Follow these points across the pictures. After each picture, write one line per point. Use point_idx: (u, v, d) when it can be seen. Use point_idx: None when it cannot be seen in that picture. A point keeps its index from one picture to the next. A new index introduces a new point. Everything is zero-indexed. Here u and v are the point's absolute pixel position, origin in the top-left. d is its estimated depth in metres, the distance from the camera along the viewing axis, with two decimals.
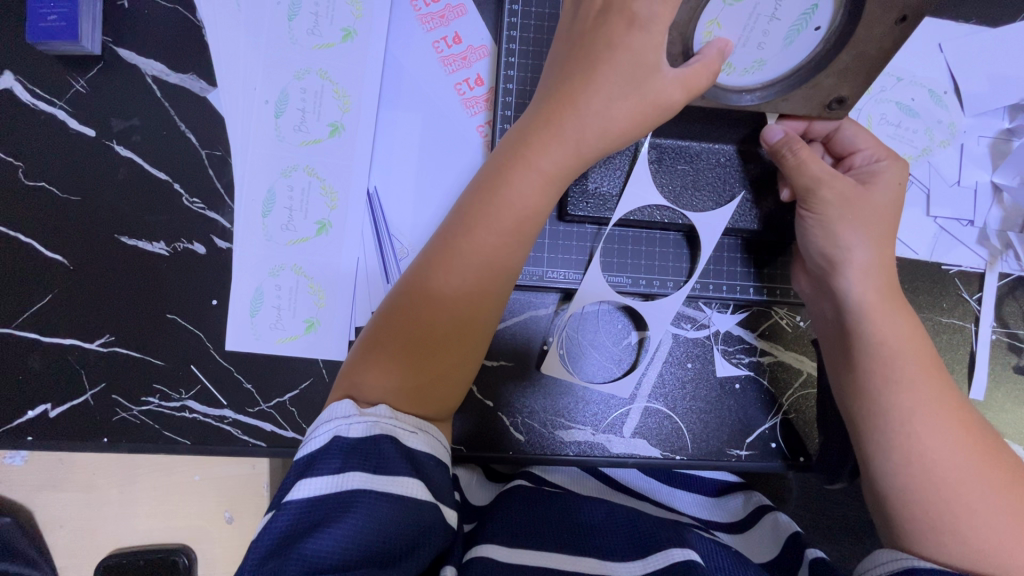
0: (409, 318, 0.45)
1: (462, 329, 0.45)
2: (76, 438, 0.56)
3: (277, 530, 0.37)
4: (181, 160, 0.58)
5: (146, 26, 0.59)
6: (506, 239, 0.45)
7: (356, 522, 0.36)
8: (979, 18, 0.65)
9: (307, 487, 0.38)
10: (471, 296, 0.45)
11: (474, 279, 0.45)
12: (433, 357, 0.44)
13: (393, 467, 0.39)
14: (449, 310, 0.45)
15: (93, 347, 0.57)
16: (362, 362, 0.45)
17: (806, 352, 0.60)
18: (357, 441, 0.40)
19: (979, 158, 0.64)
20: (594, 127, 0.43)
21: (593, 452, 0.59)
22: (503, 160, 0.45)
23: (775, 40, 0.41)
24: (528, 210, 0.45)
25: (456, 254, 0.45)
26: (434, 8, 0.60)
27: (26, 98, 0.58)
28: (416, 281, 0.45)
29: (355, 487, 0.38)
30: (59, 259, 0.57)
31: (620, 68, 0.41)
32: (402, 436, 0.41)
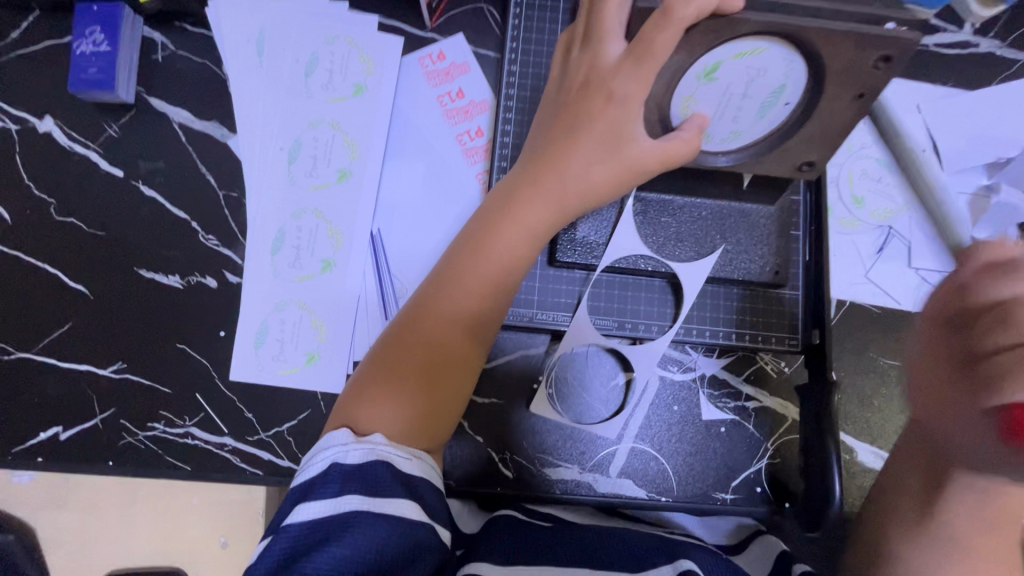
0: (402, 356, 0.47)
1: (453, 368, 0.48)
2: (82, 461, 0.59)
3: (280, 550, 0.40)
4: (200, 200, 0.63)
5: (176, 78, 0.64)
6: (493, 286, 0.48)
7: (354, 542, 0.39)
8: (953, 81, 0.69)
9: (307, 511, 0.41)
10: (462, 336, 0.48)
11: (464, 321, 0.48)
12: (426, 394, 0.47)
13: (390, 491, 0.42)
14: (441, 349, 0.47)
15: (106, 373, 0.60)
16: (355, 399, 0.46)
17: (790, 398, 0.62)
18: (354, 466, 0.42)
19: (961, 212, 0.65)
20: (578, 185, 0.47)
21: (580, 491, 0.61)
22: (492, 213, 0.48)
23: (749, 113, 0.45)
24: (515, 258, 0.48)
25: (447, 297, 0.48)
26: (440, 66, 0.65)
27: (63, 140, 0.64)
28: (410, 321, 0.48)
29: (352, 509, 0.40)
30: (80, 289, 0.61)
31: (598, 135, 0.45)
32: (397, 463, 0.43)
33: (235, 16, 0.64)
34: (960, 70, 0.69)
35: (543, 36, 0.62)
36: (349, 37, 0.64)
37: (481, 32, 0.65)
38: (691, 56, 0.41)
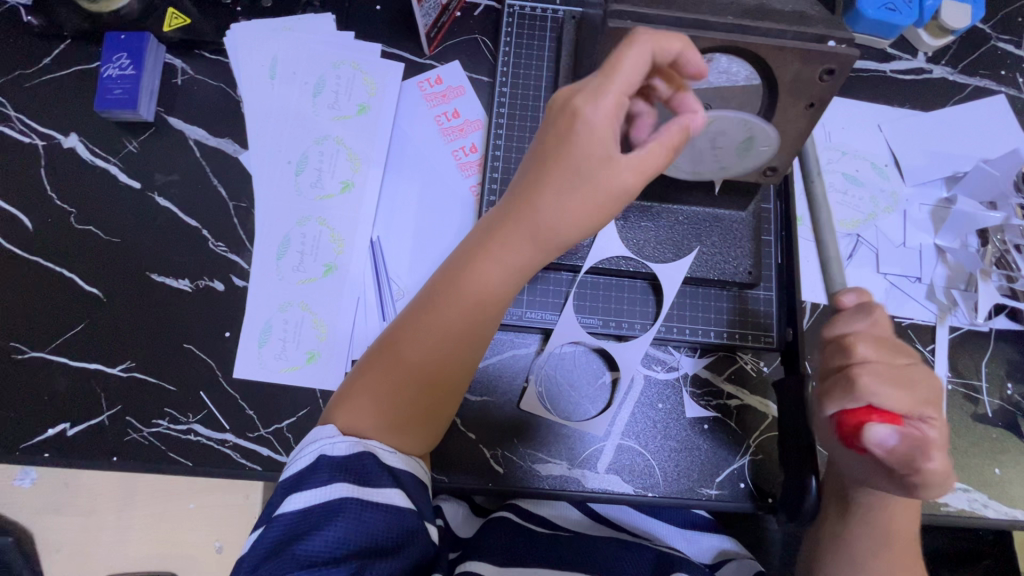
0: (383, 380, 0.49)
1: (432, 396, 0.50)
2: (87, 456, 0.61)
3: (271, 539, 0.42)
4: (212, 210, 0.67)
5: (193, 99, 0.70)
6: (475, 314, 0.50)
7: (344, 526, 0.42)
8: (911, 103, 0.75)
9: (297, 500, 0.43)
10: (440, 368, 0.50)
11: (444, 354, 0.50)
12: (407, 415, 0.49)
13: (378, 481, 0.45)
14: (420, 378, 0.49)
15: (115, 372, 0.63)
16: (339, 405, 0.49)
17: (769, 395, 0.65)
18: (343, 457, 0.45)
19: (921, 223, 0.71)
20: (555, 216, 0.47)
21: (568, 487, 0.63)
22: (471, 249, 0.51)
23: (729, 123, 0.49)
24: (493, 299, 0.51)
25: (423, 333, 0.50)
26: (437, 89, 0.71)
27: (86, 155, 0.68)
28: (390, 352, 0.50)
29: (342, 495, 0.43)
30: (94, 292, 0.65)
31: (571, 173, 0.46)
32: (383, 455, 0.47)
33: (250, 44, 0.70)
34: (916, 93, 0.75)
35: (531, 61, 0.68)
36: (354, 63, 0.70)
37: (476, 59, 0.72)
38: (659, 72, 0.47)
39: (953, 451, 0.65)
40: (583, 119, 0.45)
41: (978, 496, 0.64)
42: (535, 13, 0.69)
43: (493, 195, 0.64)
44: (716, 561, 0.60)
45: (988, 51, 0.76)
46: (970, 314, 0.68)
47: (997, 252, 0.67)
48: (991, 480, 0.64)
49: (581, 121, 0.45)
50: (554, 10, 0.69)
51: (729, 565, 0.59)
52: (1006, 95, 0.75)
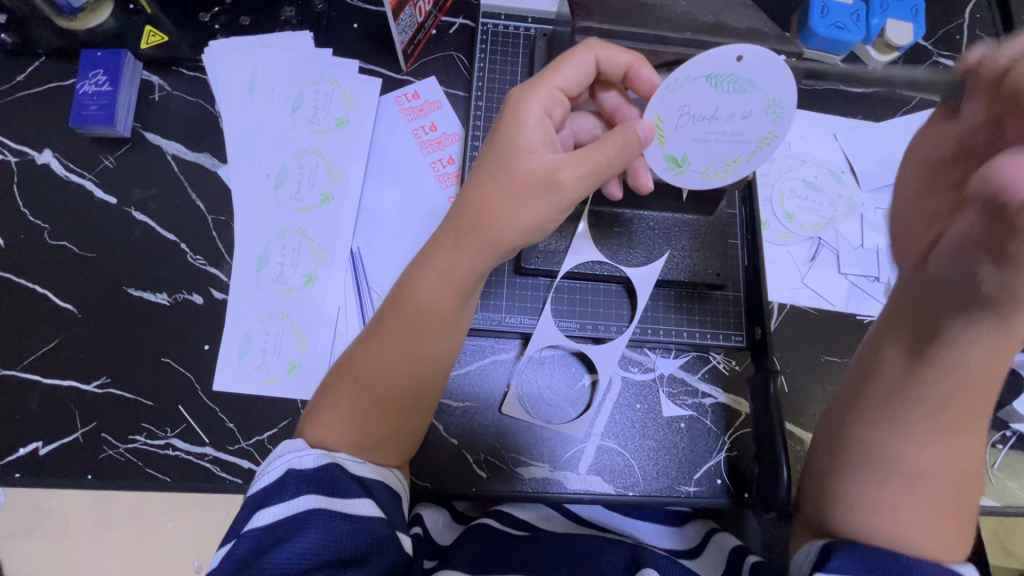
0: (342, 389, 0.50)
1: (390, 402, 0.50)
2: (61, 475, 0.60)
3: (238, 555, 0.42)
4: (190, 224, 0.67)
5: (171, 115, 0.70)
6: (427, 324, 0.50)
7: (310, 537, 0.42)
8: (862, 114, 0.80)
9: (265, 515, 0.43)
10: (395, 376, 0.50)
11: (395, 359, 0.50)
12: (366, 422, 0.49)
13: (346, 491, 0.45)
14: (374, 385, 0.50)
15: (90, 388, 0.62)
16: (309, 422, 0.51)
17: (742, 393, 0.67)
18: (310, 470, 0.46)
19: (877, 225, 0.74)
20: (501, 216, 0.47)
21: (551, 489, 0.64)
22: (419, 263, 0.51)
23: (712, 139, 0.48)
24: (444, 304, 0.50)
25: (376, 347, 0.50)
26: (414, 104, 0.73)
27: (60, 171, 0.68)
28: (347, 369, 0.51)
29: (308, 507, 0.43)
30: (68, 307, 0.64)
31: (517, 184, 0.47)
32: (349, 465, 0.48)
33: (229, 60, 0.71)
34: (867, 104, 0.80)
35: (505, 76, 0.70)
36: (332, 78, 0.72)
37: (451, 75, 0.74)
38: None
39: None
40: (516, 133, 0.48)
41: None
42: (508, 31, 0.72)
43: None
44: (698, 545, 0.61)
45: (931, 66, 0.82)
46: None
47: None
48: None
49: (513, 134, 0.48)
50: (526, 27, 0.72)
51: (711, 546, 0.60)
52: None
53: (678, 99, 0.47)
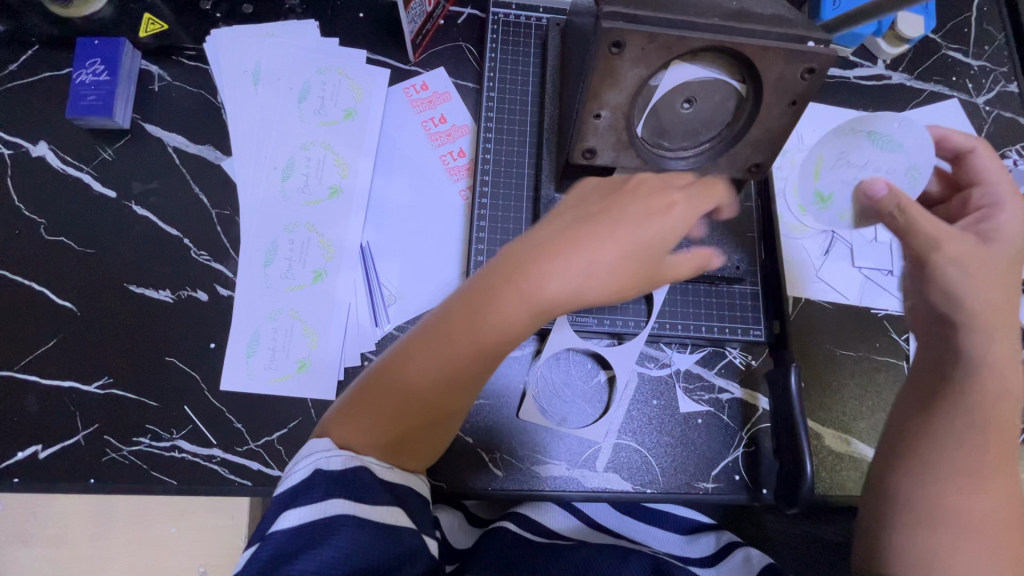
0: (379, 389, 0.47)
1: (430, 410, 0.47)
2: (62, 480, 0.57)
3: (262, 558, 0.40)
4: (193, 219, 0.65)
5: (171, 106, 0.68)
6: (490, 343, 0.46)
7: (341, 544, 0.40)
8: (874, 107, 0.79)
9: (290, 517, 0.41)
10: (443, 385, 0.47)
11: (447, 369, 0.46)
12: (400, 428, 0.47)
13: (375, 498, 0.44)
14: (418, 391, 0.47)
15: (91, 389, 0.60)
16: (337, 417, 0.47)
17: (759, 388, 0.66)
18: (339, 472, 0.44)
19: None
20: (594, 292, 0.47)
21: (568, 487, 0.62)
22: (488, 281, 0.46)
23: (860, 179, 0.58)
24: (514, 325, 0.46)
25: (424, 356, 0.46)
26: (423, 96, 0.71)
27: (56, 163, 0.66)
28: (390, 374, 0.47)
29: (339, 512, 0.42)
30: (67, 305, 0.62)
31: (617, 265, 0.46)
32: (377, 470, 0.45)
33: (232, 50, 0.69)
34: (878, 97, 0.80)
35: (516, 66, 0.69)
36: (340, 68, 0.70)
37: (460, 66, 0.72)
38: (647, 70, 0.47)
39: None
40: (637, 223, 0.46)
41: None
42: (519, 20, 0.70)
43: (484, 199, 0.64)
44: (720, 551, 0.60)
45: (940, 59, 0.82)
46: None
47: None
48: None
49: (639, 224, 0.46)
50: (538, 17, 0.71)
51: (735, 554, 0.59)
52: (959, 99, 0.81)
53: (832, 145, 0.60)
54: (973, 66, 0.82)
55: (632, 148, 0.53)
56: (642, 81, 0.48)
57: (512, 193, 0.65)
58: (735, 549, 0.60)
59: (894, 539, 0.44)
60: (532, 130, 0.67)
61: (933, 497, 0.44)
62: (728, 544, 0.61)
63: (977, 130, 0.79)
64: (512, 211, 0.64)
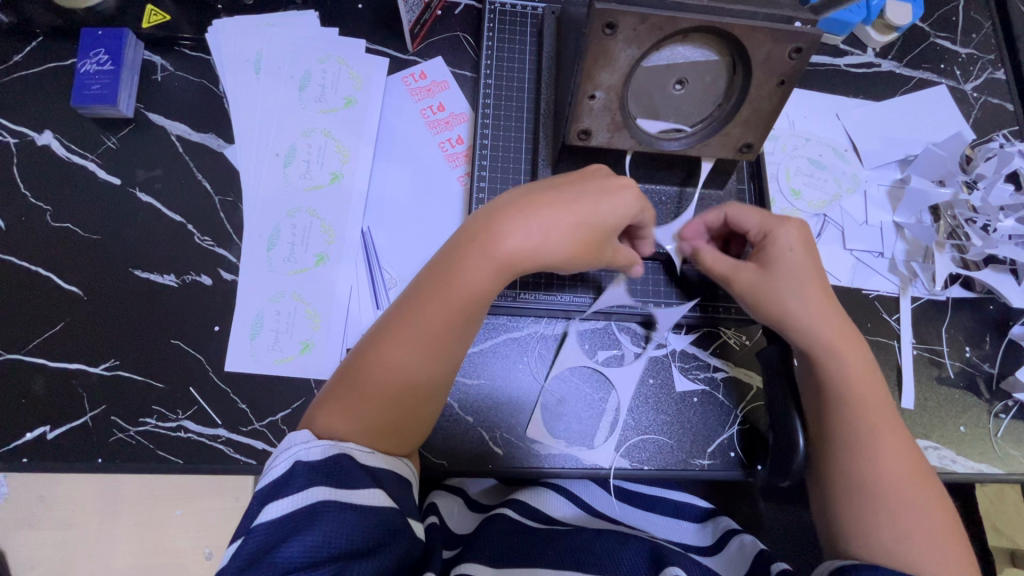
0: (357, 378, 0.50)
1: (411, 391, 0.50)
2: (69, 460, 0.58)
3: (249, 550, 0.40)
4: (197, 205, 0.66)
5: (174, 95, 0.69)
6: (460, 315, 0.51)
7: (323, 529, 0.41)
8: (864, 94, 0.81)
9: (274, 509, 0.42)
10: (420, 360, 0.50)
11: (424, 341, 0.50)
12: (380, 410, 0.49)
13: (356, 483, 0.44)
14: (399, 368, 0.50)
15: (97, 371, 0.61)
16: (319, 411, 0.50)
17: (753, 367, 0.68)
18: (318, 461, 0.45)
19: (880, 202, 0.76)
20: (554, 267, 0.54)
21: (565, 464, 0.64)
22: (454, 256, 0.51)
23: (794, 150, 0.77)
24: (484, 289, 0.51)
25: (398, 340, 0.50)
26: (422, 84, 0.72)
27: (61, 152, 0.67)
28: (367, 366, 0.50)
29: (320, 499, 0.42)
30: (73, 290, 0.63)
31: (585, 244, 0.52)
32: (359, 456, 0.47)
33: (234, 40, 0.70)
34: (868, 84, 0.81)
35: (513, 54, 0.70)
36: (340, 58, 0.71)
37: (458, 56, 0.74)
38: (640, 50, 0.49)
39: (923, 412, 0.69)
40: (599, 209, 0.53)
41: (947, 452, 0.68)
42: (516, 10, 0.72)
43: (482, 182, 0.66)
44: (718, 541, 0.61)
45: (929, 47, 0.83)
46: (929, 284, 0.73)
47: (950, 226, 0.73)
48: (957, 438, 0.68)
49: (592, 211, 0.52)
50: (534, 7, 0.72)
51: (730, 544, 0.59)
52: (947, 85, 0.82)
53: (812, 127, 0.78)
54: (961, 54, 0.84)
55: (625, 130, 0.54)
56: (635, 62, 0.50)
57: (509, 177, 0.66)
58: (733, 537, 0.60)
59: (850, 516, 0.51)
60: (529, 115, 0.68)
61: (869, 469, 0.52)
62: (725, 534, 0.61)
63: (965, 115, 0.81)
64: None
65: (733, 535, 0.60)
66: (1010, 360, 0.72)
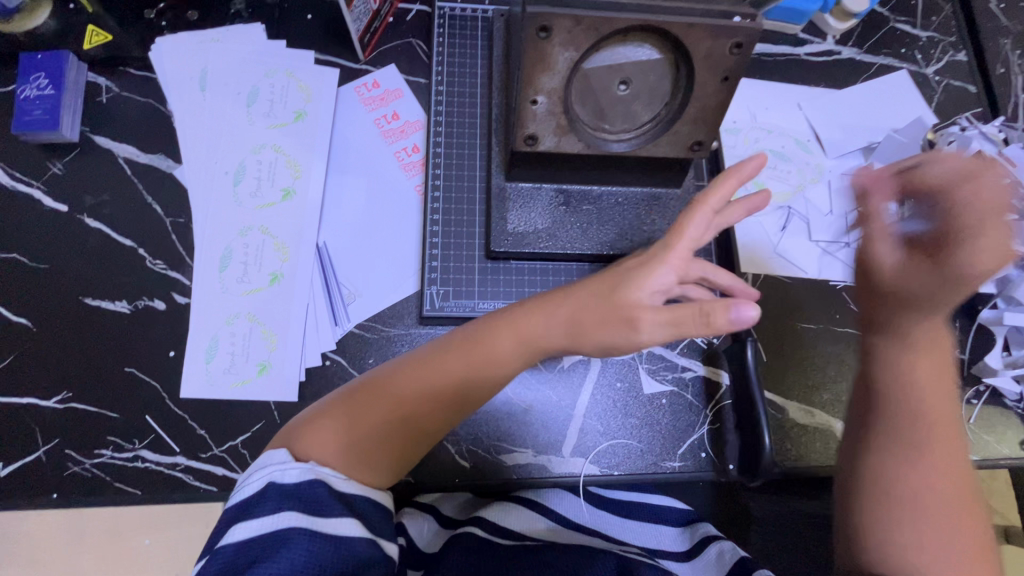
0: (366, 399, 0.48)
1: (408, 419, 0.48)
2: (24, 496, 0.57)
3: (212, 572, 0.40)
4: (148, 229, 0.65)
5: (119, 116, 0.68)
6: (477, 362, 0.49)
7: (289, 557, 0.40)
8: (826, 83, 0.80)
9: (242, 529, 0.42)
10: (435, 407, 0.49)
11: (440, 379, 0.49)
12: (373, 428, 0.48)
13: (330, 510, 0.43)
14: (407, 398, 0.48)
15: (50, 404, 0.59)
16: (299, 431, 0.47)
17: (722, 365, 0.67)
18: (293, 485, 0.43)
19: (845, 191, 0.75)
20: (590, 330, 0.47)
21: (536, 474, 0.63)
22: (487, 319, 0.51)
23: (754, 140, 0.76)
24: (512, 362, 0.50)
25: (410, 374, 0.49)
26: (374, 94, 0.71)
27: (6, 180, 0.65)
28: (379, 387, 0.49)
29: (289, 525, 0.41)
30: (22, 321, 0.61)
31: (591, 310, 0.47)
32: (335, 483, 0.45)
33: (181, 57, 0.69)
34: (827, 72, 0.81)
35: (465, 59, 0.69)
36: (289, 70, 0.70)
37: (411, 62, 0.73)
38: (578, 52, 0.48)
39: None
40: (644, 273, 0.46)
41: None
42: (466, 14, 0.71)
43: (437, 193, 0.65)
44: (696, 545, 0.60)
45: (888, 31, 0.83)
46: None
47: None
48: None
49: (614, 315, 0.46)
50: (484, 10, 0.71)
51: (709, 550, 0.59)
52: (908, 70, 0.82)
53: (771, 118, 0.77)
54: (921, 37, 0.83)
55: (573, 133, 0.53)
56: (575, 65, 0.49)
57: (464, 186, 0.65)
58: (710, 543, 0.59)
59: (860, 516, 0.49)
60: (483, 122, 0.67)
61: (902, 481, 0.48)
62: (704, 538, 0.60)
63: (927, 99, 0.80)
64: (465, 204, 0.64)
65: (711, 541, 0.59)
66: (981, 345, 0.71)
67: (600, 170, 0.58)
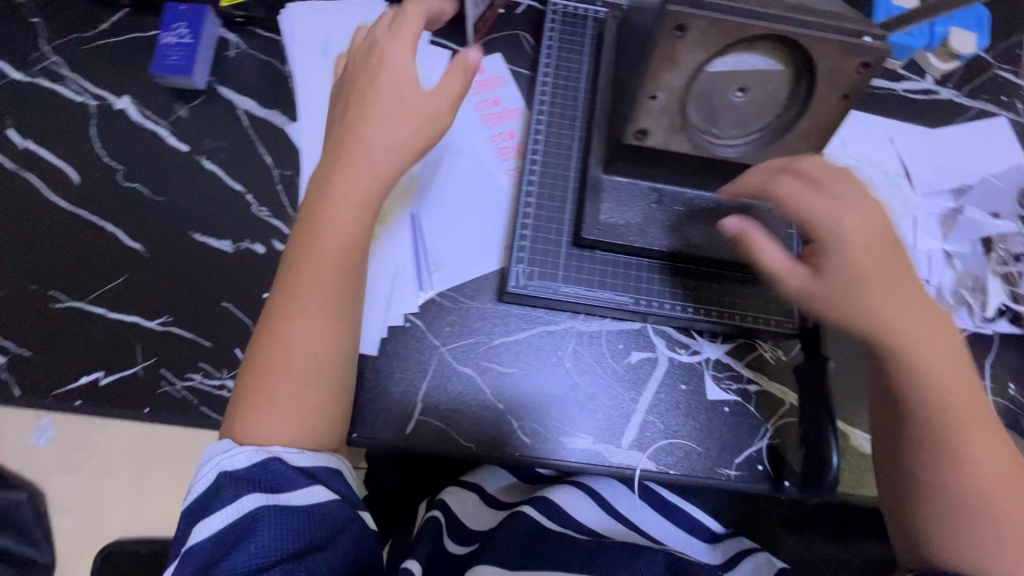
0: (261, 369, 0.51)
1: (310, 361, 0.52)
2: (118, 406, 0.61)
3: (191, 566, 0.44)
4: (258, 177, 0.69)
5: (244, 71, 0.73)
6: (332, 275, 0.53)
7: (263, 535, 0.45)
8: (922, 120, 0.80)
9: (208, 525, 0.45)
10: (321, 333, 0.52)
11: (323, 305, 0.52)
12: (287, 386, 0.51)
13: (289, 486, 0.48)
14: (298, 347, 0.51)
15: (152, 325, 0.64)
16: (248, 422, 0.50)
17: (787, 383, 0.67)
18: (242, 469, 0.48)
19: (931, 228, 0.74)
20: (374, 135, 0.54)
21: (593, 461, 0.64)
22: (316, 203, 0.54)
23: (845, 166, 0.76)
24: (329, 242, 0.53)
25: (296, 329, 0.52)
26: (480, 78, 0.74)
27: (137, 117, 0.71)
28: (284, 351, 0.51)
29: (254, 507, 0.46)
30: (135, 246, 0.66)
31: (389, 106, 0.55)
32: (289, 458, 0.49)
33: (307, 23, 0.74)
34: (924, 110, 0.81)
35: (572, 55, 0.72)
36: None
37: (517, 53, 0.76)
38: (706, 54, 0.49)
39: None
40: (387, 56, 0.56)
41: None
42: (577, 12, 0.74)
43: (532, 177, 0.67)
44: (730, 558, 0.62)
45: (990, 78, 0.83)
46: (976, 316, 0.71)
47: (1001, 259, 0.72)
48: None
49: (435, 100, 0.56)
50: (595, 11, 0.74)
51: (745, 562, 0.61)
52: (1007, 118, 0.81)
53: (864, 147, 0.77)
54: None
55: (683, 132, 0.55)
56: (699, 67, 0.51)
57: (560, 174, 0.67)
58: (745, 556, 0.62)
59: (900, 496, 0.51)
60: (584, 115, 0.69)
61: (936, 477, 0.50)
62: (738, 553, 0.63)
63: None
64: (558, 191, 0.67)
65: (749, 554, 0.62)
66: None
67: (697, 173, 0.61)
